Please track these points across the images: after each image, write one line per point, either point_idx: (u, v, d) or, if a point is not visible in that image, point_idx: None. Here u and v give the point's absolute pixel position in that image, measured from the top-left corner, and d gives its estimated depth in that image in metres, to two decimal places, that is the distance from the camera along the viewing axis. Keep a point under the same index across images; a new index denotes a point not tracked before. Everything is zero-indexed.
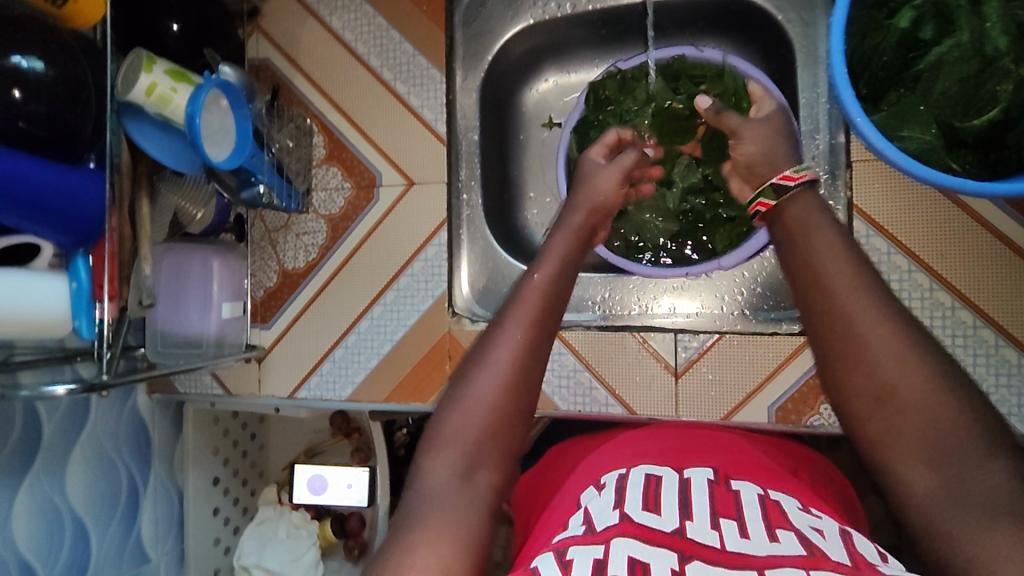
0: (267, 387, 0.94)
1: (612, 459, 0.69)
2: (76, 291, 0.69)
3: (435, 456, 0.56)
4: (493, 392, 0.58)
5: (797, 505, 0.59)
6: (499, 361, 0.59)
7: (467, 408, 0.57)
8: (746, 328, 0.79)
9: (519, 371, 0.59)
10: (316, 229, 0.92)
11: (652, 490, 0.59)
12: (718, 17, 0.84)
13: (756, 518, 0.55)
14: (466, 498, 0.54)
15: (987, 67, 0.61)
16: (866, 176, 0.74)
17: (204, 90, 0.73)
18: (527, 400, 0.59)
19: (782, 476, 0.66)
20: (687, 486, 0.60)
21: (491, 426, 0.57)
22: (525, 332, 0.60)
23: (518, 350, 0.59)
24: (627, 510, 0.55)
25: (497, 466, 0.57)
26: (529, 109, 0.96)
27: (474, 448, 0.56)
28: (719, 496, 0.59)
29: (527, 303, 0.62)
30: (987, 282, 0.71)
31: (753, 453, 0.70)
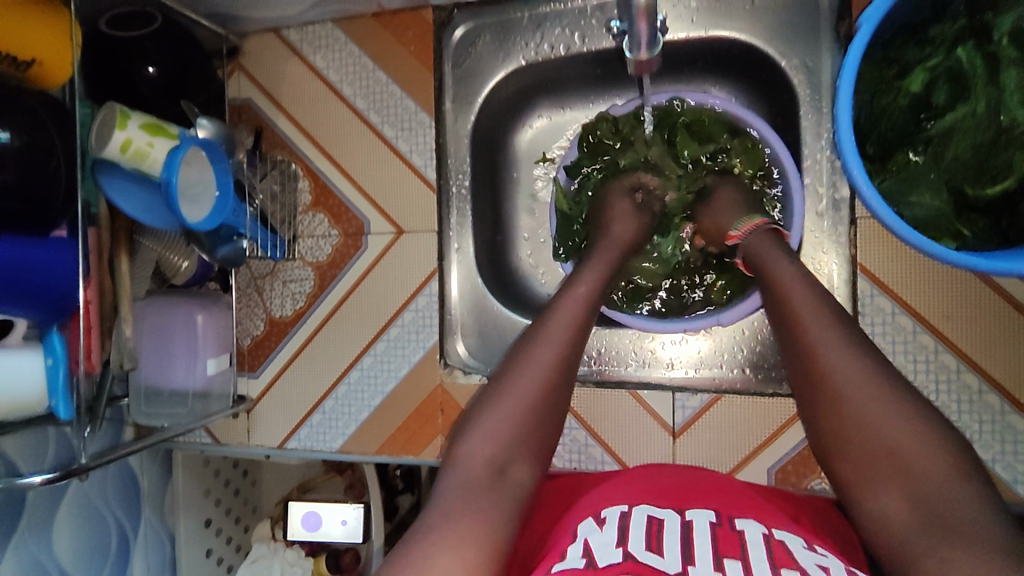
0: (256, 437, 0.92)
1: (614, 493, 0.67)
2: (50, 367, 0.66)
3: (467, 450, 0.57)
4: (508, 425, 0.58)
5: (803, 545, 0.58)
6: (541, 361, 0.60)
7: (507, 404, 0.58)
8: (747, 387, 0.77)
9: (558, 376, 0.60)
10: (303, 277, 0.89)
11: (655, 531, 0.57)
12: (719, 59, 0.80)
13: (762, 559, 0.53)
14: (497, 499, 0.55)
15: (1002, 135, 0.58)
16: (870, 236, 0.71)
17: (182, 149, 0.70)
18: (547, 426, 0.60)
19: (781, 517, 0.64)
20: (690, 529, 0.58)
21: (524, 427, 0.58)
22: (567, 338, 0.61)
23: (559, 353, 0.60)
24: (631, 548, 0.54)
25: (529, 466, 0.58)
26: (522, 148, 0.93)
27: (507, 447, 0.57)
28: (721, 536, 0.57)
29: (570, 306, 0.63)
30: (993, 345, 0.69)
31: (750, 497, 0.68)
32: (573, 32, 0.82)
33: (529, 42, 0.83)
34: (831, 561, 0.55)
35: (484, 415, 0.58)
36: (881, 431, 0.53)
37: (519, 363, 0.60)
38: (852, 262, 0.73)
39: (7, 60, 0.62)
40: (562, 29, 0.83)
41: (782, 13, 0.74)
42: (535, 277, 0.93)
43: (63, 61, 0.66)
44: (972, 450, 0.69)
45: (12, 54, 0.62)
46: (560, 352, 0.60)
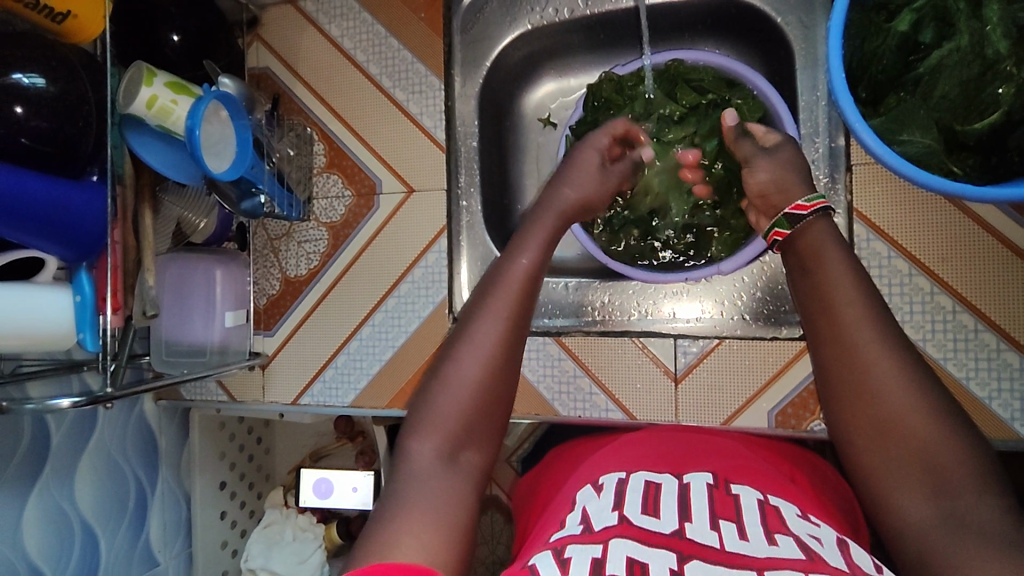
0: (271, 394, 0.95)
1: (612, 460, 0.69)
2: (80, 304, 0.71)
3: (416, 441, 0.57)
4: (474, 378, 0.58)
5: (796, 513, 0.58)
6: (480, 346, 0.59)
7: (451, 391, 0.58)
8: (746, 333, 0.79)
9: (501, 356, 0.59)
10: (317, 237, 0.93)
11: (652, 494, 0.59)
12: (717, 20, 0.84)
13: (756, 523, 0.55)
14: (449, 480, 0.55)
15: (988, 70, 0.60)
16: (866, 181, 0.73)
17: (204, 102, 0.74)
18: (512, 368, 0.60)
19: (781, 481, 0.65)
20: (688, 491, 0.60)
21: (474, 410, 0.58)
22: (510, 306, 0.60)
23: (499, 335, 0.59)
24: (626, 511, 0.56)
25: (480, 445, 0.58)
26: (528, 112, 0.96)
27: (458, 433, 0.57)
28: (718, 499, 0.59)
29: (508, 286, 0.61)
30: (987, 284, 0.70)
31: (746, 456, 0.69)
32: None
33: (535, 7, 0.87)
34: (823, 532, 0.56)
35: (450, 372, 0.58)
36: (876, 347, 0.55)
37: (459, 348, 0.59)
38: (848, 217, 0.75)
39: (45, 11, 0.66)
40: None
41: None
42: None
43: (94, 13, 0.70)
44: (969, 388, 0.70)
45: (46, 4, 0.66)
46: (501, 332, 0.59)
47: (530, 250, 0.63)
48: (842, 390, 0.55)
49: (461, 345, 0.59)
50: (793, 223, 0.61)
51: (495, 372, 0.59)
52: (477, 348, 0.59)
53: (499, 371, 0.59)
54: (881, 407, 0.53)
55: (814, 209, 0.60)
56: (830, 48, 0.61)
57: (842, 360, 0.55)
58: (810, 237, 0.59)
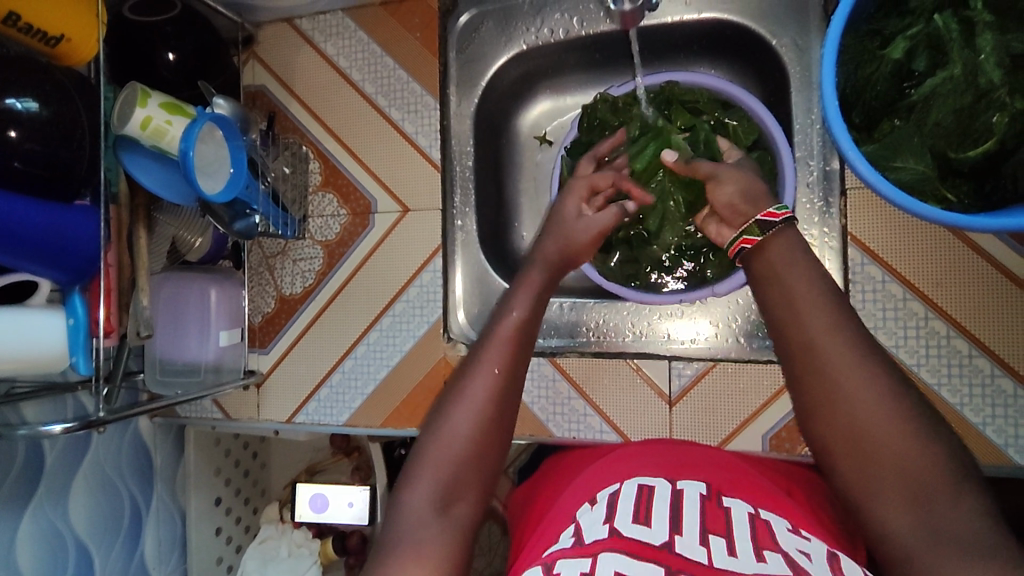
0: (265, 412, 0.95)
1: (609, 473, 0.68)
2: (72, 328, 0.70)
3: (409, 490, 0.56)
4: (468, 427, 0.58)
5: (787, 526, 0.58)
6: (475, 394, 0.59)
7: (445, 440, 0.57)
8: (740, 356, 0.79)
9: (496, 406, 0.59)
10: (312, 256, 0.93)
11: (645, 501, 0.59)
12: (712, 41, 0.84)
13: (745, 538, 0.54)
14: (442, 531, 0.54)
15: (982, 98, 0.59)
16: (860, 205, 0.73)
17: (197, 125, 0.73)
18: (510, 419, 0.60)
19: (774, 494, 0.65)
20: (680, 497, 0.60)
21: (467, 463, 0.57)
22: (504, 356, 0.61)
23: (495, 383, 0.60)
24: (617, 523, 0.55)
25: (473, 500, 0.57)
26: (524, 131, 0.96)
27: (451, 483, 0.56)
28: (709, 511, 0.58)
29: (502, 333, 0.62)
30: (982, 311, 0.70)
31: (741, 469, 0.69)
32: (572, 17, 0.86)
33: (530, 27, 0.87)
34: (812, 546, 0.55)
35: (445, 421, 0.58)
36: None
37: (455, 396, 0.59)
38: (840, 245, 0.76)
39: (38, 35, 0.66)
40: (561, 15, 0.86)
41: None
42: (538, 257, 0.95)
43: (89, 36, 0.70)
44: (963, 414, 0.70)
45: (39, 28, 0.66)
46: (496, 381, 0.60)
47: (524, 299, 0.65)
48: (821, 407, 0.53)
49: (457, 392, 0.59)
50: (764, 231, 0.60)
51: (491, 421, 0.59)
52: (472, 394, 0.59)
53: (495, 420, 0.59)
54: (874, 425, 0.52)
55: (784, 218, 0.59)
56: (823, 73, 0.61)
57: (811, 371, 0.53)
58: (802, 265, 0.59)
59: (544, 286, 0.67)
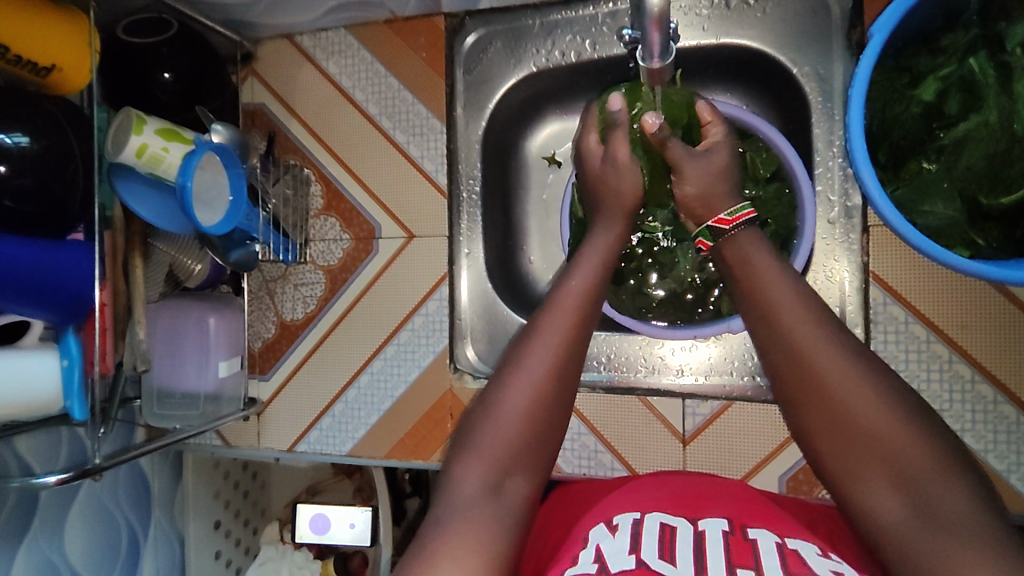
0: (266, 439, 0.92)
1: (622, 504, 0.65)
2: (66, 368, 0.67)
3: (464, 467, 0.56)
4: (528, 399, 0.57)
5: (816, 552, 0.57)
6: (532, 371, 0.58)
7: (501, 416, 0.57)
8: (757, 395, 0.77)
9: (552, 382, 0.58)
10: (314, 281, 0.90)
11: (668, 539, 0.57)
12: (730, 66, 0.80)
13: (775, 567, 0.53)
14: (496, 512, 0.53)
15: (1016, 144, 0.57)
16: (882, 243, 0.71)
17: (196, 154, 0.71)
18: (568, 390, 0.59)
19: (793, 525, 0.63)
20: (703, 537, 0.58)
21: (524, 438, 0.57)
22: (567, 326, 0.59)
23: (552, 359, 0.59)
24: (643, 556, 0.53)
25: (525, 477, 0.57)
26: (531, 154, 0.93)
27: (505, 461, 0.56)
28: (733, 544, 0.56)
29: (562, 304, 0.61)
30: (1008, 355, 0.68)
31: (761, 501, 0.67)
32: (584, 39, 0.83)
33: (541, 49, 0.84)
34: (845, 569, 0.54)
35: (504, 391, 0.58)
36: None
37: (512, 370, 0.59)
38: (863, 268, 0.73)
39: (27, 66, 0.63)
40: (572, 37, 0.83)
41: (794, 20, 0.74)
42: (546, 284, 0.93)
43: (81, 64, 0.67)
44: (987, 461, 0.68)
45: (29, 58, 0.62)
46: (555, 354, 0.59)
47: (582, 270, 0.63)
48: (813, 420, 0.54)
49: (513, 368, 0.59)
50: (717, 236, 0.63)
51: (551, 393, 0.58)
52: (533, 364, 0.59)
53: (550, 398, 0.58)
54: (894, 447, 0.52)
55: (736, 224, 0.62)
56: (854, 117, 0.58)
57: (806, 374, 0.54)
58: (827, 317, 0.57)
59: (603, 257, 0.65)
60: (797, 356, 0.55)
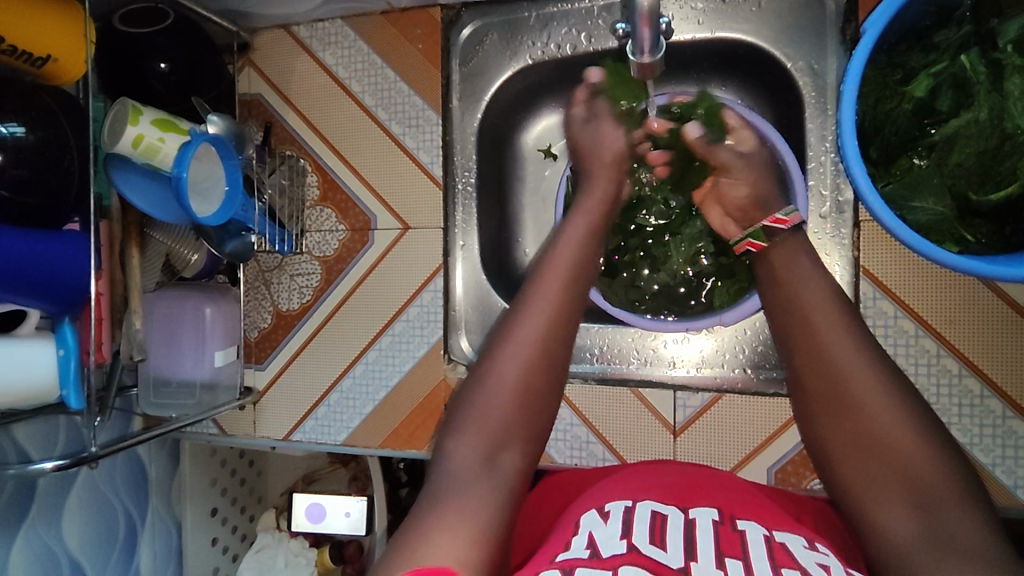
0: (262, 428, 0.93)
1: (616, 489, 0.67)
2: (63, 357, 0.68)
3: (461, 436, 0.58)
4: (523, 362, 0.59)
5: (803, 543, 0.58)
6: (524, 339, 0.60)
7: (493, 384, 0.59)
8: (747, 387, 0.77)
9: (545, 348, 0.60)
10: (310, 271, 0.90)
11: (658, 524, 0.58)
12: (726, 59, 0.80)
13: (762, 559, 0.54)
14: (490, 482, 0.55)
15: (1007, 141, 0.57)
16: (872, 237, 0.72)
17: (194, 144, 0.71)
18: (564, 350, 0.61)
19: (784, 516, 0.64)
20: (694, 528, 0.58)
21: (519, 401, 0.59)
22: (561, 288, 0.61)
23: (544, 328, 0.60)
24: (634, 541, 0.54)
25: (519, 446, 0.58)
26: (525, 147, 0.93)
27: (497, 430, 0.57)
28: (722, 535, 0.58)
29: (556, 274, 0.62)
30: (995, 351, 0.68)
31: (754, 494, 0.68)
32: (579, 32, 0.83)
33: (536, 41, 0.84)
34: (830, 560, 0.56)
35: (500, 354, 0.60)
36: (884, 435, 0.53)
37: (506, 340, 0.61)
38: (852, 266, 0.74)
39: (23, 56, 0.63)
40: (568, 29, 0.83)
41: (789, 14, 0.74)
42: None
43: (76, 54, 0.67)
44: (972, 454, 0.69)
45: (25, 49, 0.63)
46: (550, 316, 0.60)
47: (578, 235, 0.64)
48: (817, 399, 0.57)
49: (508, 336, 0.60)
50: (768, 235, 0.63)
51: (547, 354, 0.60)
52: (529, 327, 0.60)
53: (541, 367, 0.59)
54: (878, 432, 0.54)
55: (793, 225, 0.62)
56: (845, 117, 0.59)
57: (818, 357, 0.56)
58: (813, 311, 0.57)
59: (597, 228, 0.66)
60: (805, 338, 0.57)
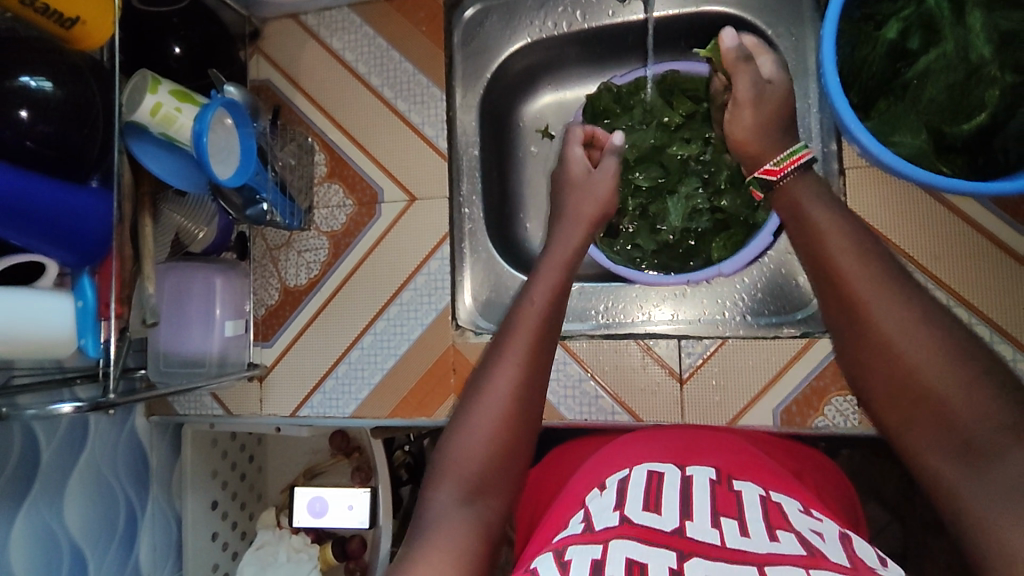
0: (269, 406, 0.93)
1: (613, 459, 0.66)
2: (81, 310, 0.69)
3: (437, 486, 0.59)
4: (498, 415, 0.61)
5: (798, 508, 0.57)
6: (499, 393, 0.61)
7: (471, 432, 0.60)
8: (749, 333, 0.81)
9: (518, 399, 0.62)
10: (317, 246, 0.93)
11: (654, 488, 0.57)
12: (711, 33, 0.87)
13: (757, 520, 0.53)
14: (470, 525, 0.56)
15: (973, 74, 0.63)
16: (859, 182, 0.76)
17: (209, 110, 0.73)
18: (539, 392, 0.64)
19: (786, 479, 0.64)
20: (689, 484, 0.58)
21: (496, 451, 0.60)
22: (529, 340, 0.64)
23: (516, 382, 0.62)
24: (627, 510, 0.53)
25: (498, 475, 0.60)
26: (525, 121, 0.99)
27: (477, 477, 0.59)
28: (719, 495, 0.57)
29: (524, 331, 0.65)
30: (980, 281, 0.73)
31: (752, 451, 0.68)
32: (574, 11, 0.89)
33: (534, 20, 0.90)
34: (825, 527, 0.54)
35: (474, 406, 0.62)
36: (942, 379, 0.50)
37: (480, 393, 0.62)
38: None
39: (54, 16, 0.66)
40: (564, 8, 0.89)
41: None
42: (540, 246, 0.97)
43: (104, 21, 0.70)
44: None
45: (56, 9, 0.65)
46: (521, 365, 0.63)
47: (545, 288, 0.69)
48: (874, 359, 0.53)
49: (482, 392, 0.62)
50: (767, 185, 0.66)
51: (523, 396, 0.62)
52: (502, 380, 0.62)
53: (518, 413, 0.61)
54: (908, 369, 0.51)
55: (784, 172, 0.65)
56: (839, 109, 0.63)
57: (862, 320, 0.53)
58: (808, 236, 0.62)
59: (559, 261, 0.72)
60: (850, 304, 0.54)
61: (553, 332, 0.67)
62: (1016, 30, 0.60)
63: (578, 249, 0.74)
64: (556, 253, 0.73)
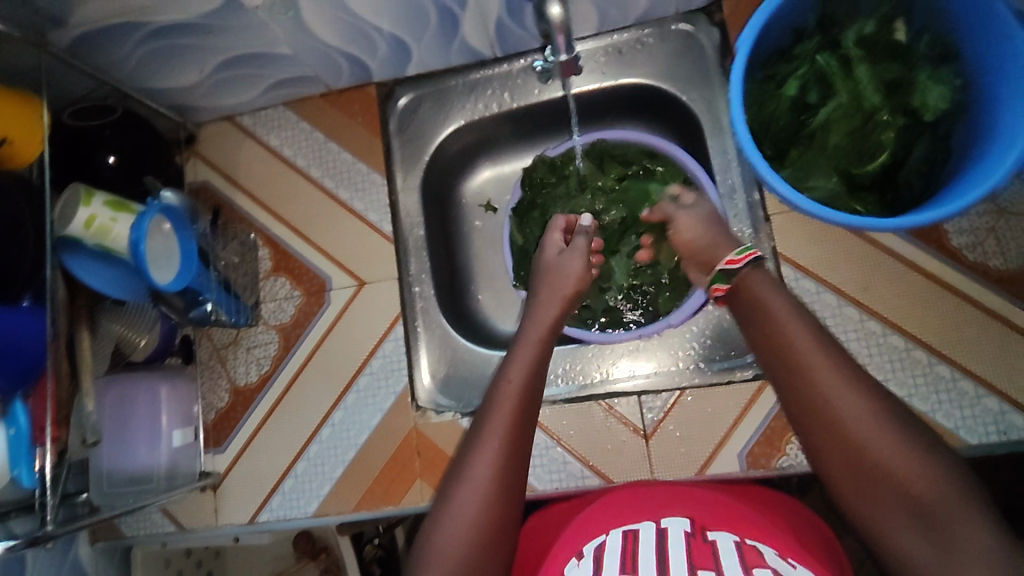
0: (225, 515, 0.88)
1: (592, 522, 0.66)
2: (14, 438, 0.64)
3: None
4: (480, 496, 0.60)
5: (773, 553, 0.58)
6: (478, 474, 0.61)
7: (448, 528, 0.59)
8: (704, 381, 0.82)
9: (500, 479, 0.61)
10: (266, 341, 0.91)
11: (630, 550, 0.57)
12: (633, 103, 0.93)
13: (734, 566, 0.55)
14: None
15: (869, 120, 0.70)
16: (785, 228, 0.83)
17: (146, 217, 0.72)
18: (521, 469, 0.63)
19: (765, 526, 0.63)
20: (665, 540, 0.58)
21: (480, 535, 0.59)
22: (509, 419, 0.64)
23: (498, 461, 0.61)
24: None
25: (478, 556, 0.59)
26: (466, 197, 1.01)
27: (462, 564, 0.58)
28: (694, 547, 0.57)
29: (502, 411, 0.64)
30: (907, 309, 0.78)
31: (729, 503, 0.67)
32: (503, 92, 0.93)
33: (465, 104, 0.94)
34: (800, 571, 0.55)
35: (455, 491, 0.61)
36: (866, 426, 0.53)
37: (457, 483, 0.61)
38: None
39: None
40: (493, 91, 0.93)
41: (675, 56, 0.88)
42: (494, 316, 0.97)
43: (33, 137, 0.69)
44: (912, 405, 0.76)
45: None
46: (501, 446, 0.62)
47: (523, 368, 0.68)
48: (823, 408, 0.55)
49: (462, 474, 0.62)
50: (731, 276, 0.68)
51: (506, 475, 0.61)
52: (482, 460, 0.62)
53: (501, 494, 0.61)
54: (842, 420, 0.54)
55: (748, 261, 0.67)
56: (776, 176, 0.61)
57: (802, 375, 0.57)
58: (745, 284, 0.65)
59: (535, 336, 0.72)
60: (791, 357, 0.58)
61: (533, 408, 0.67)
62: (897, 78, 0.69)
63: (532, 316, 0.75)
64: (531, 332, 0.73)
